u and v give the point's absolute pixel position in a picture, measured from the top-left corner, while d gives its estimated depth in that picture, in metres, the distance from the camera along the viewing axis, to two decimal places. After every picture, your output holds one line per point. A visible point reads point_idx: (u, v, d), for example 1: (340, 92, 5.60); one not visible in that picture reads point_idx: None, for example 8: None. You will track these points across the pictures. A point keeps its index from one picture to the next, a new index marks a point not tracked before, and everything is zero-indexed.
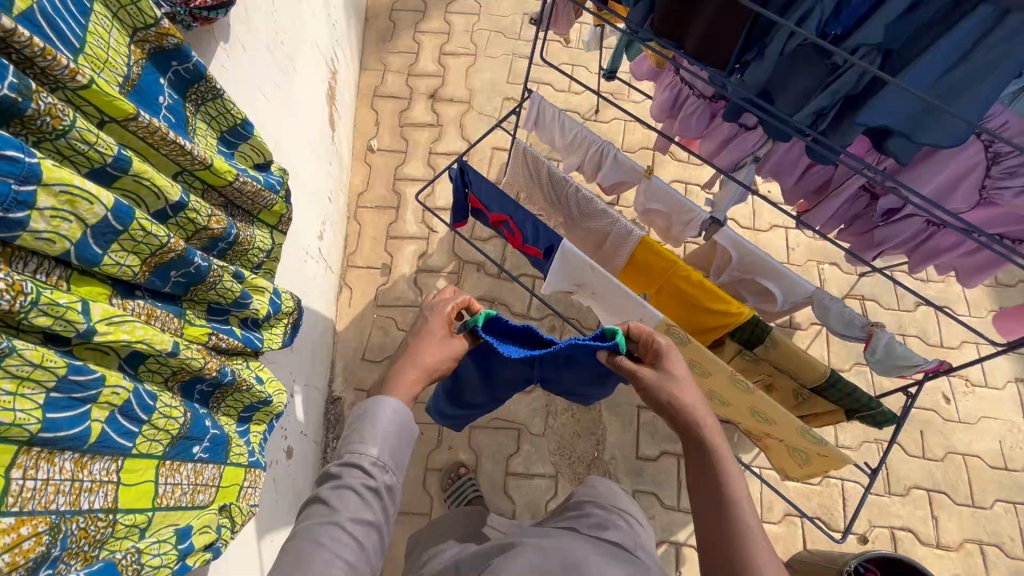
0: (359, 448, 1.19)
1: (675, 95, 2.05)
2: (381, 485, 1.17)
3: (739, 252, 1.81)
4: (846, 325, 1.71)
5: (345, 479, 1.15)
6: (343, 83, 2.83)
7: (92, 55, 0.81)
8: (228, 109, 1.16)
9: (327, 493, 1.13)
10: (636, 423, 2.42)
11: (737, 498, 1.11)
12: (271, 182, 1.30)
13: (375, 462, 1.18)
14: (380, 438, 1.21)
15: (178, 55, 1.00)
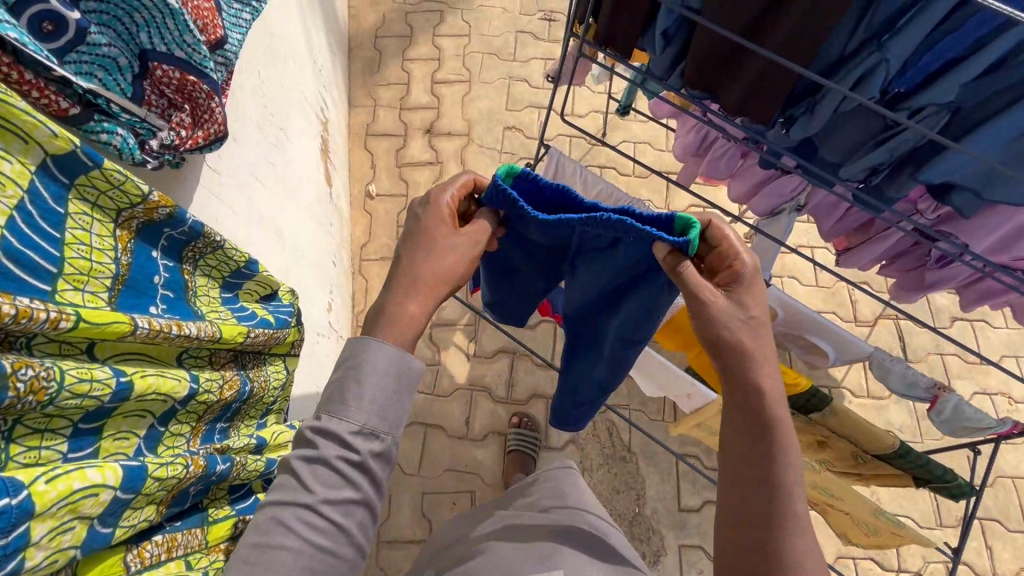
0: (339, 414, 0.93)
1: (703, 136, 1.90)
2: (368, 455, 0.93)
3: (787, 310, 1.69)
4: (908, 386, 1.59)
5: (321, 452, 0.91)
6: (335, 130, 2.65)
7: (72, 273, 0.67)
8: (229, 253, 1.01)
9: (300, 470, 0.91)
10: (676, 473, 2.32)
11: (790, 494, 0.99)
12: (284, 315, 1.15)
13: (360, 430, 0.93)
14: (365, 400, 0.93)
15: (171, 221, 0.85)
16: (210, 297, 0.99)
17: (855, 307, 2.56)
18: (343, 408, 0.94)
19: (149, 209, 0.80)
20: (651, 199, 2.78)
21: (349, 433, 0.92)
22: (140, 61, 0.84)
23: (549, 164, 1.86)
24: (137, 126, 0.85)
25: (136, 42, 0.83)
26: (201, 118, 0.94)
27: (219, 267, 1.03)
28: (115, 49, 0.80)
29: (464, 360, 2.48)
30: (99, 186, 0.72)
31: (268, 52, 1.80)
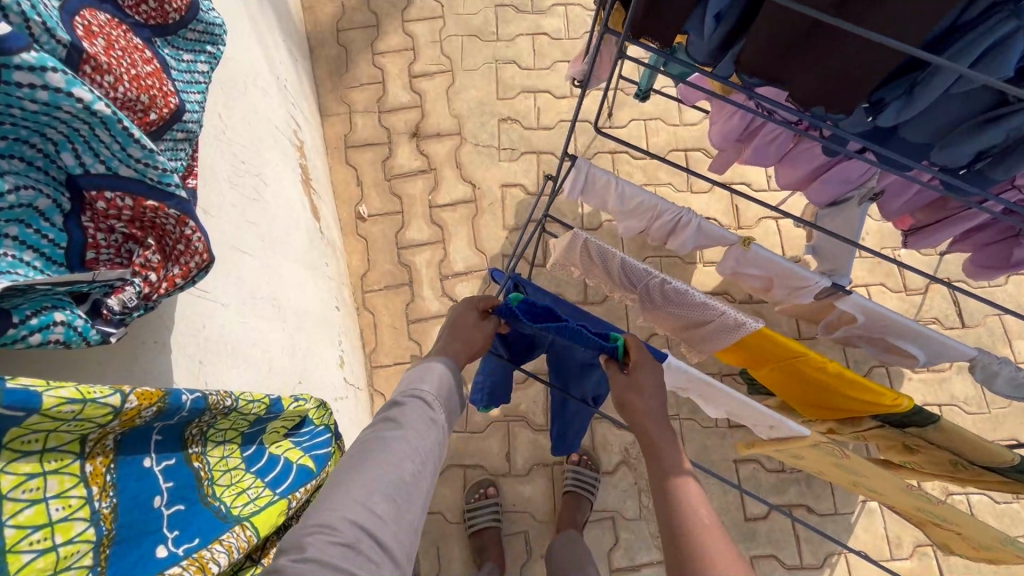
0: (420, 385, 1.08)
1: (747, 122, 1.62)
2: (439, 419, 1.06)
3: (873, 315, 1.48)
4: (1018, 388, 1.41)
5: (406, 407, 1.03)
6: (312, 151, 2.32)
7: (38, 557, 0.63)
8: (243, 408, 0.89)
9: (388, 419, 1.01)
10: (737, 481, 2.17)
11: (685, 490, 1.06)
12: (323, 445, 1.01)
13: (434, 400, 1.07)
14: (438, 381, 1.10)
15: (159, 416, 0.77)
16: (230, 466, 0.89)
17: (904, 276, 2.37)
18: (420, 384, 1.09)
19: (128, 417, 0.71)
20: (671, 182, 2.52)
21: (429, 396, 1.07)
22: (73, 189, 0.74)
23: (576, 178, 1.59)
24: (91, 288, 0.75)
25: (62, 166, 0.72)
26: (172, 252, 0.83)
27: (236, 422, 0.91)
28: (29, 191, 0.68)
29: None
30: (48, 430, 0.65)
31: (226, 88, 1.49)
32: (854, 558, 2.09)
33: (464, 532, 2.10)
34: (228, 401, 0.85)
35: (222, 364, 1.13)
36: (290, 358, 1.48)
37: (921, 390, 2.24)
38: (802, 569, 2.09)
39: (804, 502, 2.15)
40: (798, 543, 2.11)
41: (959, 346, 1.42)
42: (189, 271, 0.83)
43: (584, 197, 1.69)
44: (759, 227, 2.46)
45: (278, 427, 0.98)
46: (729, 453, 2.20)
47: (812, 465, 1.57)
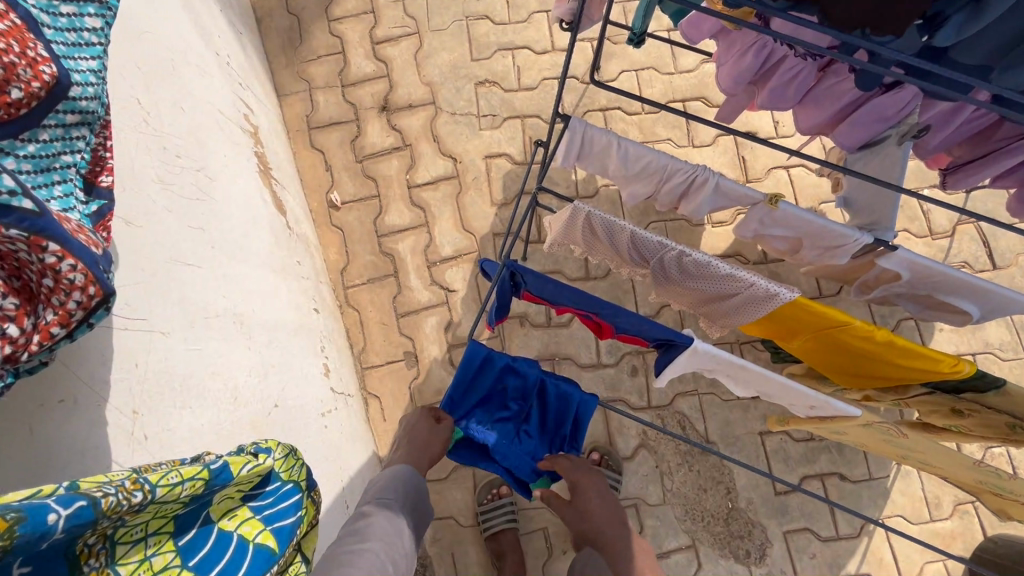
0: (386, 494, 1.36)
1: (764, 59, 1.39)
2: (404, 522, 1.31)
3: (925, 272, 1.29)
4: None
5: (376, 512, 1.28)
6: (270, 135, 2.07)
7: None
8: (167, 496, 0.66)
9: (362, 524, 1.24)
10: (764, 454, 2.03)
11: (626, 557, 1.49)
12: (285, 515, 0.83)
13: (399, 505, 1.34)
14: (399, 489, 1.38)
15: (21, 548, 0.54)
16: (157, 567, 0.70)
17: (929, 219, 2.19)
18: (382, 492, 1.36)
19: None
20: (671, 136, 2.30)
21: (391, 503, 1.34)
22: None
23: (571, 141, 1.37)
24: None
25: None
26: (38, 293, 0.66)
27: (162, 510, 0.71)
28: None
29: None
30: None
31: (146, 66, 1.22)
32: (893, 524, 1.98)
33: (480, 535, 1.97)
34: (140, 495, 0.63)
35: (167, 408, 0.92)
36: (262, 382, 1.28)
37: (953, 340, 2.09)
38: (839, 540, 1.98)
39: (836, 470, 2.02)
40: (832, 514, 1.99)
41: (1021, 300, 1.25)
42: (68, 313, 0.67)
43: (582, 162, 1.46)
44: (770, 178, 2.25)
45: (228, 496, 0.79)
46: (754, 425, 2.05)
47: (857, 439, 1.42)
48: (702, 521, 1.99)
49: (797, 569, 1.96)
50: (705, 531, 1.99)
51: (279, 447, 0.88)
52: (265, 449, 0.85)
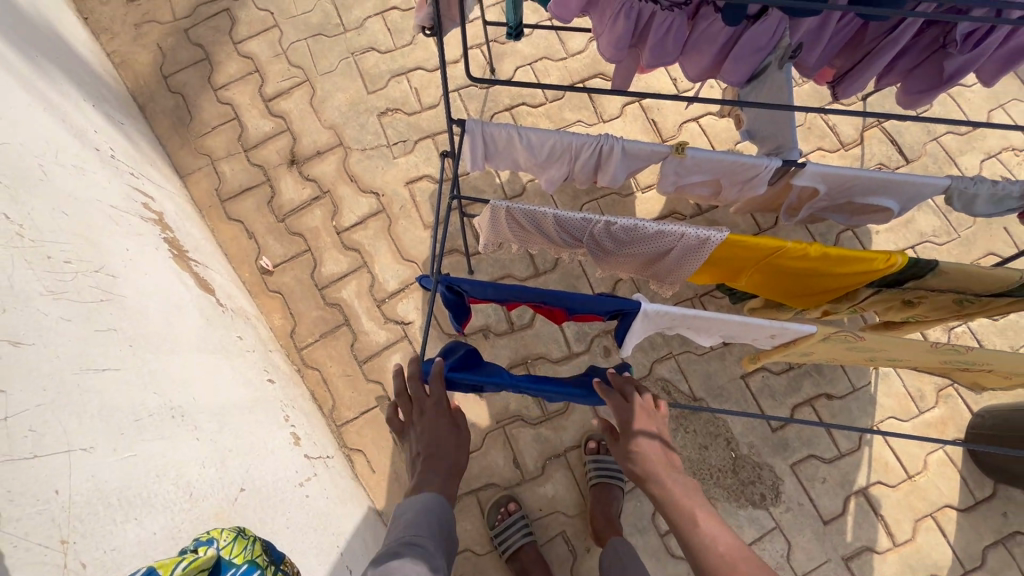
0: (414, 530, 1.16)
1: (635, 20, 1.42)
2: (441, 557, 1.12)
3: (838, 179, 1.34)
4: (998, 203, 1.32)
5: (410, 554, 1.10)
6: (179, 217, 1.98)
7: None
8: None
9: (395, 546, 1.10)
10: (751, 396, 2.05)
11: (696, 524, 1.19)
12: None
13: (431, 544, 1.15)
14: (428, 522, 1.18)
15: None
16: None
17: (837, 133, 2.28)
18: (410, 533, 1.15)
19: None
20: (580, 118, 2.33)
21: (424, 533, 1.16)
22: None
23: (474, 142, 1.36)
24: None
25: None
26: None
27: None
28: None
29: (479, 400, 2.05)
30: None
31: (9, 179, 1.14)
32: (887, 427, 2.02)
33: (499, 560, 1.90)
34: None
35: (108, 527, 0.84)
36: (220, 471, 1.19)
37: (891, 239, 2.17)
38: (843, 458, 2.00)
39: (823, 391, 2.06)
40: (830, 434, 2.02)
41: (928, 181, 1.31)
42: None
43: (490, 160, 1.45)
44: (682, 132, 2.31)
45: None
46: (734, 371, 2.07)
47: (827, 354, 1.44)
48: (712, 479, 1.98)
49: (813, 498, 1.97)
50: (717, 487, 1.98)
51: (222, 534, 0.84)
52: (206, 540, 0.81)
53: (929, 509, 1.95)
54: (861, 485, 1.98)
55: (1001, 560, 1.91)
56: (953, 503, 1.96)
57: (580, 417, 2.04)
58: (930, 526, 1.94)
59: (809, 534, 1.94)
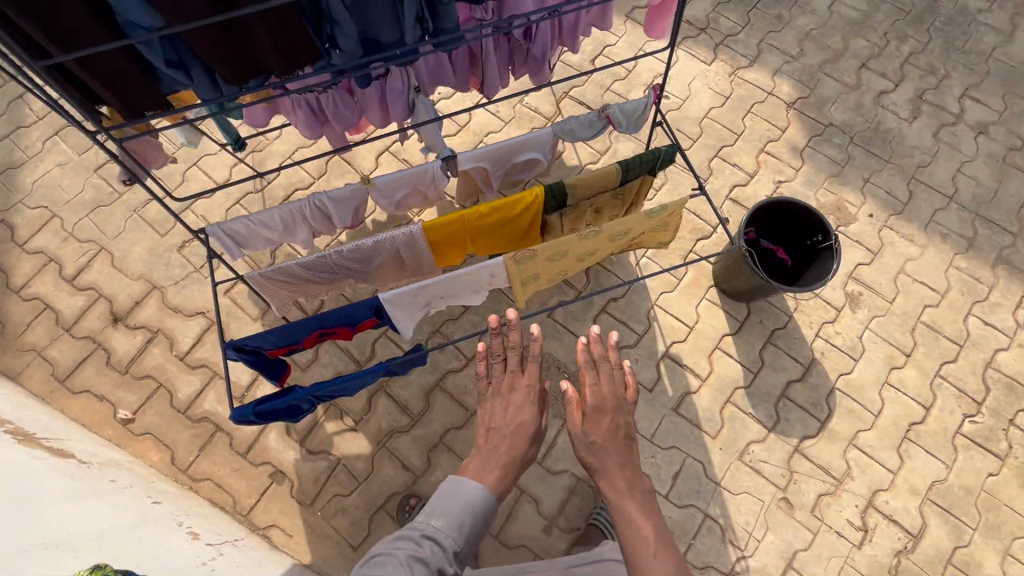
0: (437, 522, 1.23)
1: (307, 106, 1.92)
2: (447, 559, 1.19)
3: (488, 155, 1.87)
4: (590, 127, 1.90)
5: (422, 548, 1.18)
6: (19, 411, 2.14)
7: None
8: None
9: (412, 553, 1.16)
10: (560, 326, 2.55)
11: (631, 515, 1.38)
12: None
13: (448, 541, 1.22)
14: (452, 517, 1.24)
15: None
16: None
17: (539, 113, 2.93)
18: (432, 521, 1.23)
19: None
20: (347, 181, 2.78)
21: (443, 527, 1.22)
22: None
23: (222, 238, 1.76)
24: None
25: None
26: None
27: None
28: None
29: (357, 434, 2.37)
30: None
31: None
32: (663, 300, 2.59)
33: None
34: None
35: None
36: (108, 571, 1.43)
37: None
38: (643, 338, 2.53)
39: (610, 297, 2.59)
40: (626, 325, 2.55)
41: (539, 132, 1.88)
42: None
43: (247, 245, 1.84)
44: None
45: None
46: (541, 314, 2.55)
47: (546, 272, 1.93)
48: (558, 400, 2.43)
49: (635, 376, 2.47)
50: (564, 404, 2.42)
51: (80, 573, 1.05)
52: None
53: (713, 344, 2.53)
54: (663, 350, 2.52)
55: (773, 354, 2.52)
56: (727, 331, 2.55)
57: (442, 406, 2.42)
58: (720, 355, 2.51)
59: (643, 404, 2.43)
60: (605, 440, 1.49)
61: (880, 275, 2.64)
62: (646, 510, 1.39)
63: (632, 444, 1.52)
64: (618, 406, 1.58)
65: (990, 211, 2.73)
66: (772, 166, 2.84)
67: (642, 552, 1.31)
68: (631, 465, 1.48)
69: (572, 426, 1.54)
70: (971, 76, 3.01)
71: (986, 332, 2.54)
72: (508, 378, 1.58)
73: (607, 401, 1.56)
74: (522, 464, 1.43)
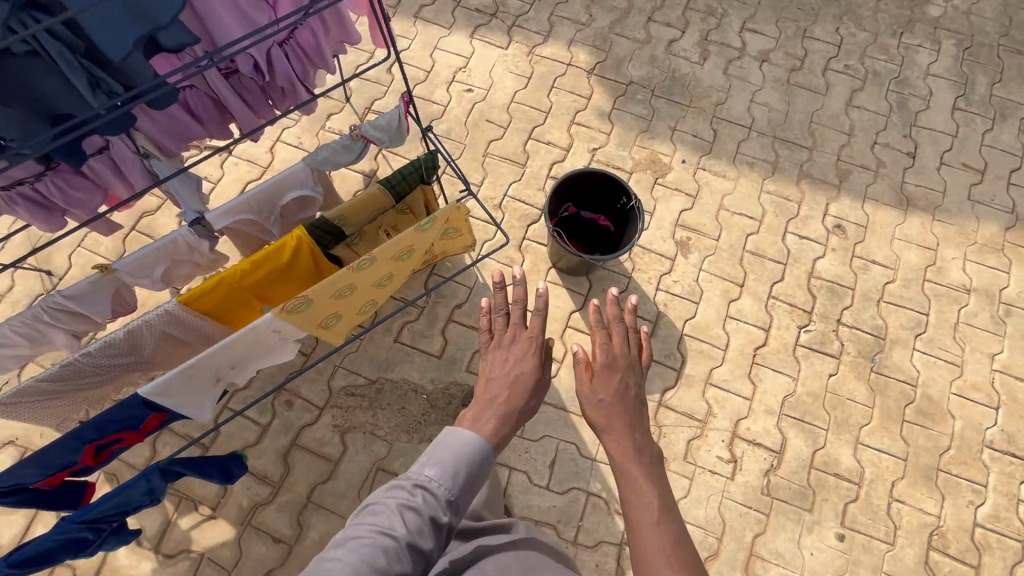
0: (431, 473, 1.07)
1: (28, 198, 1.72)
2: (443, 509, 1.05)
3: (242, 209, 1.74)
4: (347, 151, 1.81)
5: (412, 502, 1.03)
6: None
7: None
8: None
9: (403, 504, 1.02)
10: (409, 348, 2.46)
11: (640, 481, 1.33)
12: None
13: (445, 494, 1.06)
14: (446, 468, 1.08)
15: None
16: None
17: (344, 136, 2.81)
18: (427, 471, 1.07)
19: None
20: None
21: (438, 478, 1.07)
22: None
23: None
24: None
25: None
26: None
27: None
28: None
29: (216, 521, 2.19)
30: None
31: None
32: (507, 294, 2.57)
33: None
34: None
35: None
36: None
37: None
38: None
39: (454, 305, 2.54)
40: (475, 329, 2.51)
41: (291, 170, 1.76)
42: None
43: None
44: None
45: None
46: (388, 340, 2.47)
47: (345, 307, 1.84)
48: (422, 424, 2.35)
49: None
50: (429, 426, 2.35)
51: None
52: None
53: (563, 324, 2.55)
54: None
55: None
56: (574, 308, 2.57)
57: (303, 465, 2.28)
58: (571, 332, 2.53)
59: None
60: (610, 399, 1.50)
61: (703, 216, 2.75)
62: (651, 479, 1.34)
63: (637, 410, 1.50)
64: (630, 367, 1.60)
65: (784, 133, 2.91)
66: (584, 136, 2.87)
67: (643, 522, 1.25)
68: (640, 431, 1.45)
69: (580, 384, 1.58)
70: (746, 10, 3.17)
71: (803, 245, 2.71)
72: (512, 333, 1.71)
73: (616, 362, 1.58)
74: (522, 413, 1.52)
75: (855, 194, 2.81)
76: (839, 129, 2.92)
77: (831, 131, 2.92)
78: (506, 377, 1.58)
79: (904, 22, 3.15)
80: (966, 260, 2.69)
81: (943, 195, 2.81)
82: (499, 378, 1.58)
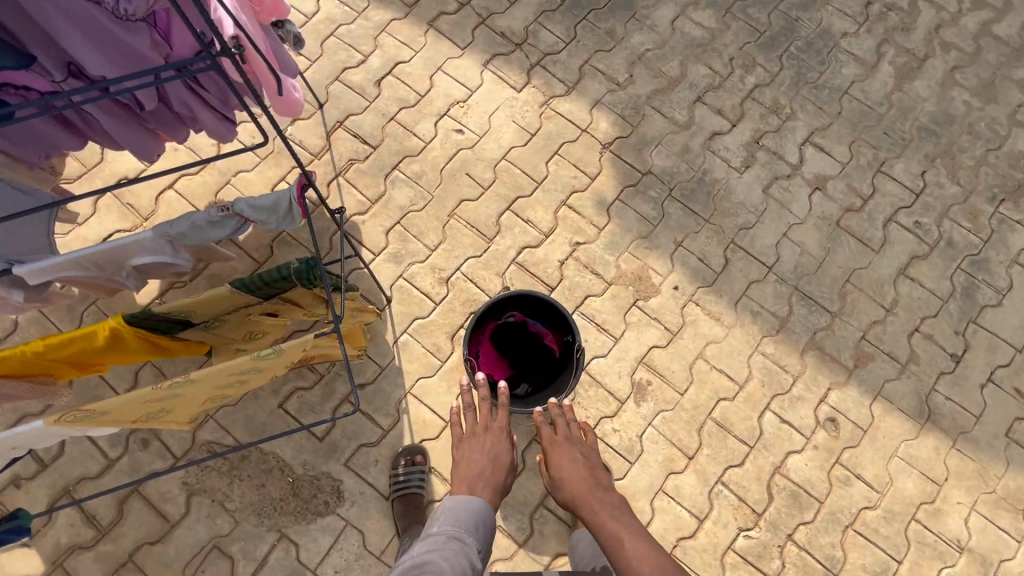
0: (455, 527, 1.57)
1: None
2: (473, 550, 1.53)
3: (66, 270, 1.41)
4: (213, 227, 1.45)
5: (450, 548, 1.50)
6: None
7: None
8: None
9: (444, 551, 1.49)
10: (292, 419, 2.16)
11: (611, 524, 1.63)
12: None
13: (469, 536, 1.56)
14: (465, 522, 1.58)
15: None
16: None
17: (303, 148, 2.44)
18: (451, 528, 1.56)
19: None
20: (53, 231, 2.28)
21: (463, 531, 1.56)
22: None
23: None
24: None
25: None
26: None
27: None
28: None
29: (26, 552, 1.98)
30: None
31: None
32: (419, 389, 2.22)
33: None
34: None
35: None
36: None
37: (377, 223, 2.38)
38: (388, 434, 2.18)
39: (355, 385, 2.21)
40: (370, 419, 2.18)
41: (135, 238, 1.41)
42: None
43: None
44: (161, 204, 2.33)
45: None
46: (271, 404, 2.17)
47: (178, 405, 1.52)
48: (277, 511, 2.07)
49: (372, 482, 2.13)
50: (283, 516, 2.07)
51: None
52: None
53: None
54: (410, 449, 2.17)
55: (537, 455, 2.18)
56: None
57: (135, 518, 2.03)
58: None
59: (375, 517, 2.10)
60: (566, 472, 1.77)
61: (675, 361, 2.29)
62: (625, 517, 1.66)
63: (596, 472, 1.80)
64: (580, 443, 1.87)
65: (810, 286, 2.38)
66: (571, 223, 2.42)
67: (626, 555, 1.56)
68: (603, 485, 1.75)
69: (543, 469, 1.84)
70: (819, 117, 2.58)
71: (781, 431, 2.24)
72: (479, 424, 1.87)
73: (564, 439, 1.85)
74: (501, 493, 1.74)
75: (867, 388, 2.29)
76: (879, 301, 2.37)
77: (868, 300, 2.38)
78: (479, 466, 1.76)
79: (1009, 186, 2.52)
80: (973, 509, 2.18)
81: (975, 420, 2.27)
82: (474, 468, 1.75)
